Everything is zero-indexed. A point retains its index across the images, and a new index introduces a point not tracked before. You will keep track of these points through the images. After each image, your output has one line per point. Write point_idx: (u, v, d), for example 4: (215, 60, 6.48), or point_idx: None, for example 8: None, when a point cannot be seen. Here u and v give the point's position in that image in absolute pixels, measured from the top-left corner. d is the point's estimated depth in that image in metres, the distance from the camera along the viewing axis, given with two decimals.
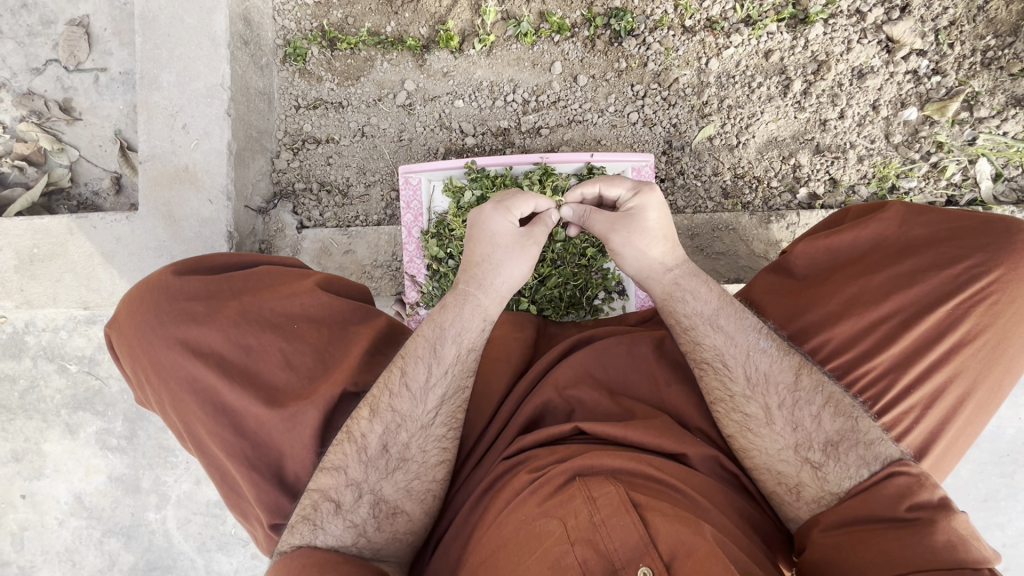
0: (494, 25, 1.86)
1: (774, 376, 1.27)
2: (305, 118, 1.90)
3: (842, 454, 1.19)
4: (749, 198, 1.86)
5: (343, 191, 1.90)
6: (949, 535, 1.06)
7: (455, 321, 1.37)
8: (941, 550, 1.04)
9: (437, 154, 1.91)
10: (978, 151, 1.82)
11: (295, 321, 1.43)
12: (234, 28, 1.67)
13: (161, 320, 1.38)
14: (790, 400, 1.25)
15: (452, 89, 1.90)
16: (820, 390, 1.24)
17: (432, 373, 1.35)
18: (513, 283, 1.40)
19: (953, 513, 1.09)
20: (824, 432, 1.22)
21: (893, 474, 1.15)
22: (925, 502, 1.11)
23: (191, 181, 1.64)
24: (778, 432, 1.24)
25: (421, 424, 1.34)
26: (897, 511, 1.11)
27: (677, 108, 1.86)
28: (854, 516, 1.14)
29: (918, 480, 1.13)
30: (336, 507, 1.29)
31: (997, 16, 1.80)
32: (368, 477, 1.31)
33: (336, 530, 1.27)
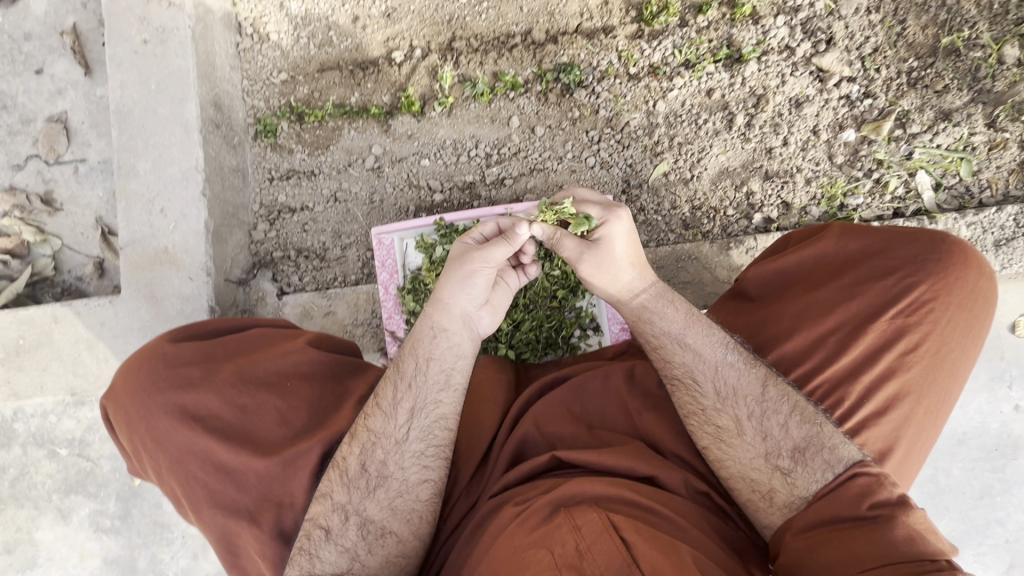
0: (453, 88, 1.99)
1: (742, 389, 1.33)
2: (278, 189, 1.99)
3: (810, 459, 1.25)
4: (708, 227, 1.93)
5: (320, 255, 1.96)
6: (907, 530, 1.13)
7: (412, 336, 1.44)
8: (903, 545, 1.11)
9: (408, 213, 2.00)
10: (915, 165, 1.93)
11: (287, 378, 1.46)
12: (206, 113, 1.76)
13: (158, 387, 1.42)
14: (758, 410, 1.31)
15: (418, 149, 2.00)
16: (786, 398, 1.30)
17: (398, 390, 1.40)
18: (456, 290, 1.40)
19: (909, 509, 1.16)
20: (791, 439, 1.28)
21: (857, 475, 1.21)
22: (884, 501, 1.17)
23: (171, 262, 1.70)
24: (750, 442, 1.30)
25: (396, 440, 1.38)
26: (859, 509, 1.18)
27: (630, 149, 1.97)
28: (821, 518, 1.20)
29: (877, 479, 1.20)
30: (326, 533, 1.33)
31: (915, 40, 1.98)
32: (351, 498, 1.35)
33: (329, 558, 1.32)
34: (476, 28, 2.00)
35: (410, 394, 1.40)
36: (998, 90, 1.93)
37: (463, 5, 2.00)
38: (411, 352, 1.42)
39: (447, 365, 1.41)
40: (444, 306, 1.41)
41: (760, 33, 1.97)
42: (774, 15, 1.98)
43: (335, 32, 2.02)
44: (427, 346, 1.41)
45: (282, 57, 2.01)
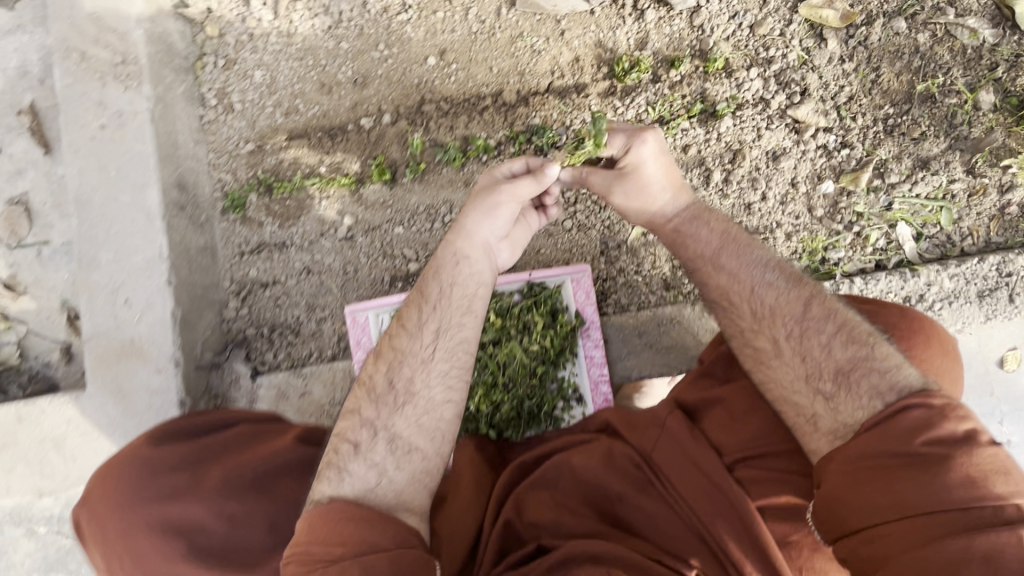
0: (424, 153, 1.94)
1: (779, 308, 1.41)
2: (249, 264, 1.94)
3: (854, 384, 1.26)
4: (688, 288, 1.88)
5: (295, 330, 1.92)
6: (965, 471, 1.05)
7: (434, 262, 1.47)
8: (951, 491, 1.04)
9: (383, 282, 1.94)
10: (895, 216, 1.91)
11: (271, 476, 1.42)
12: (168, 197, 1.71)
13: (142, 498, 1.36)
14: (797, 331, 1.38)
15: (391, 216, 1.96)
16: (830, 318, 1.36)
17: (423, 313, 1.42)
18: (480, 212, 1.46)
19: (974, 449, 1.08)
20: (834, 361, 1.31)
21: (909, 407, 1.17)
22: (940, 437, 1.11)
23: (138, 355, 1.65)
24: (789, 363, 1.36)
25: (422, 358, 1.38)
26: (912, 445, 1.11)
27: (607, 210, 1.93)
28: (875, 451, 1.14)
29: (935, 418, 1.13)
30: (354, 447, 1.31)
31: (890, 87, 1.96)
32: (380, 414, 1.34)
33: (359, 471, 1.27)
34: (445, 90, 1.96)
35: (433, 313, 1.41)
36: (975, 136, 1.92)
37: (431, 68, 1.97)
38: (432, 284, 1.44)
39: (469, 286, 1.43)
40: (467, 236, 1.45)
41: (734, 87, 1.95)
42: (747, 67, 1.96)
43: (301, 99, 1.97)
44: (447, 254, 1.45)
45: (248, 126, 1.96)
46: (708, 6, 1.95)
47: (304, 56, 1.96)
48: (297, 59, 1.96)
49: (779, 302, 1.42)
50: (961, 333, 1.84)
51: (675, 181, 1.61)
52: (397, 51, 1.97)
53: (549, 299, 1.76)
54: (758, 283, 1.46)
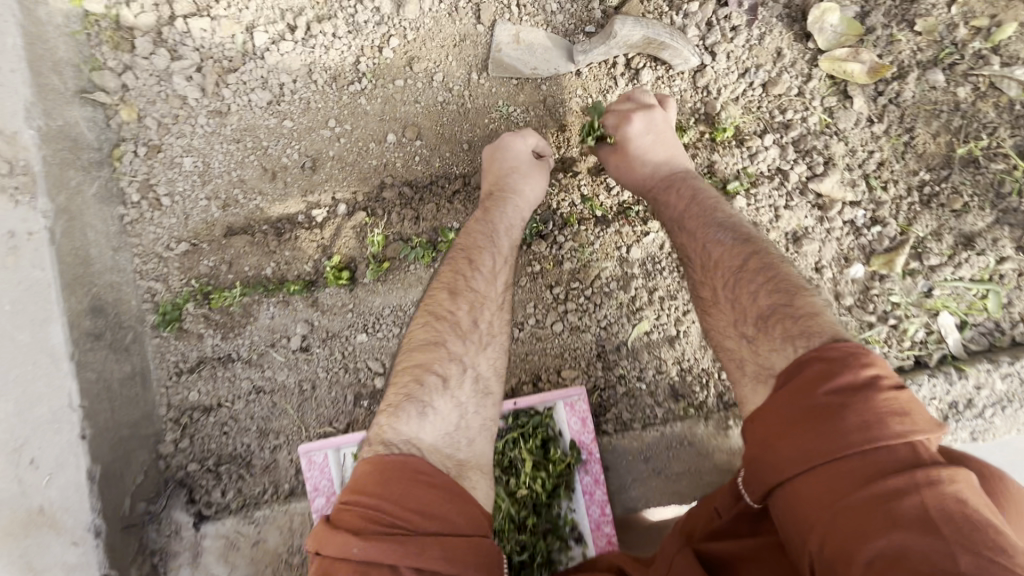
0: (387, 249, 1.66)
1: (723, 261, 1.31)
2: (188, 385, 1.66)
3: (770, 329, 1.16)
4: (701, 396, 1.63)
5: (245, 461, 1.65)
6: (862, 416, 0.94)
7: (501, 219, 1.51)
8: (860, 435, 0.92)
9: (345, 401, 1.67)
10: (937, 305, 1.65)
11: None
12: (76, 330, 1.43)
13: None
14: (732, 280, 1.27)
15: (351, 321, 1.68)
16: (761, 269, 1.25)
17: (497, 261, 1.47)
18: (529, 172, 1.56)
19: (874, 394, 0.96)
20: (757, 308, 1.20)
21: (808, 363, 1.04)
22: (846, 386, 0.98)
23: (50, 525, 1.36)
24: (724, 309, 1.27)
25: (498, 302, 1.42)
26: (816, 393, 0.99)
27: (603, 307, 1.66)
28: (788, 408, 1.01)
29: (839, 361, 1.01)
30: (442, 382, 1.26)
31: (925, 150, 1.69)
32: (467, 351, 1.32)
33: (443, 410, 1.22)
34: (410, 173, 1.68)
35: (502, 258, 1.48)
36: None
37: (391, 147, 1.68)
38: (482, 221, 1.50)
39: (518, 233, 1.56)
40: (507, 154, 1.56)
41: (746, 157, 1.67)
42: (760, 133, 1.68)
43: (240, 188, 1.67)
44: (506, 212, 1.52)
45: (179, 223, 1.67)
46: (713, 63, 1.66)
47: (241, 137, 1.66)
48: (233, 141, 1.66)
49: (722, 257, 1.31)
50: (1013, 438, 1.61)
51: (666, 150, 1.53)
52: (350, 128, 1.67)
53: (539, 427, 1.51)
54: (707, 241, 1.36)
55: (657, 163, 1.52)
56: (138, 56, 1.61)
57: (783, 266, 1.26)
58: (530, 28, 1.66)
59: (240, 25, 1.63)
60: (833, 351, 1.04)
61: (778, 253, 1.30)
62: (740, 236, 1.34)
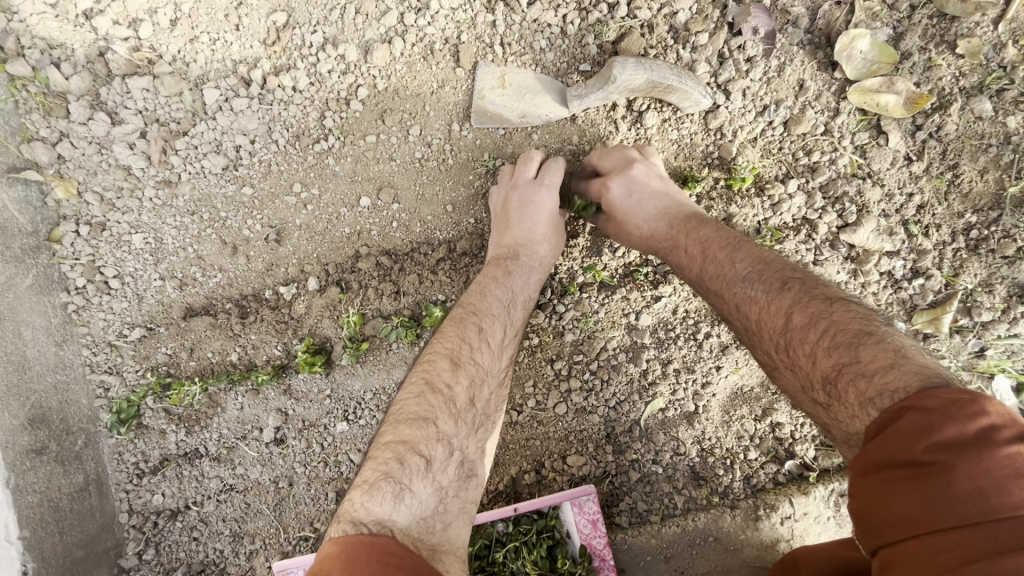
0: (366, 327, 1.49)
1: (768, 319, 1.08)
2: (151, 487, 1.49)
3: (842, 387, 0.92)
4: (725, 480, 1.45)
5: (220, 567, 1.50)
6: (974, 480, 0.72)
7: (504, 281, 1.33)
8: (971, 503, 0.72)
9: (327, 498, 1.50)
10: (988, 368, 1.48)
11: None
12: (14, 449, 1.27)
13: None
14: (784, 342, 1.04)
15: (330, 409, 1.50)
16: (813, 313, 1.02)
17: (505, 334, 1.30)
18: (549, 235, 1.38)
19: (991, 451, 0.73)
20: (819, 368, 0.97)
21: (903, 412, 0.80)
22: (952, 441, 0.75)
23: None
24: (787, 368, 1.05)
25: (498, 380, 1.26)
26: (912, 451, 0.77)
27: (612, 383, 1.48)
28: (878, 463, 0.80)
29: (939, 411, 0.77)
30: (427, 464, 1.06)
31: (972, 189, 1.47)
32: (458, 432, 1.14)
33: (423, 493, 1.03)
34: (388, 242, 1.50)
35: (509, 335, 1.32)
36: None
37: (366, 212, 1.49)
38: (499, 285, 1.32)
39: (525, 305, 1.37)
40: (534, 213, 1.35)
41: (768, 208, 1.48)
42: (782, 179, 1.49)
43: (198, 266, 1.49)
44: (520, 278, 1.35)
45: (132, 307, 1.48)
46: (728, 103, 1.46)
47: (196, 209, 1.47)
48: (187, 213, 1.47)
49: (761, 316, 1.09)
50: None
51: (666, 201, 1.33)
52: (318, 192, 1.48)
53: (544, 533, 1.34)
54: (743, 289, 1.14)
55: (662, 215, 1.32)
56: (73, 123, 1.41)
57: (837, 306, 1.01)
58: (517, 69, 1.45)
59: (187, 81, 1.42)
60: (927, 402, 0.78)
61: (832, 294, 1.05)
62: (772, 281, 1.11)
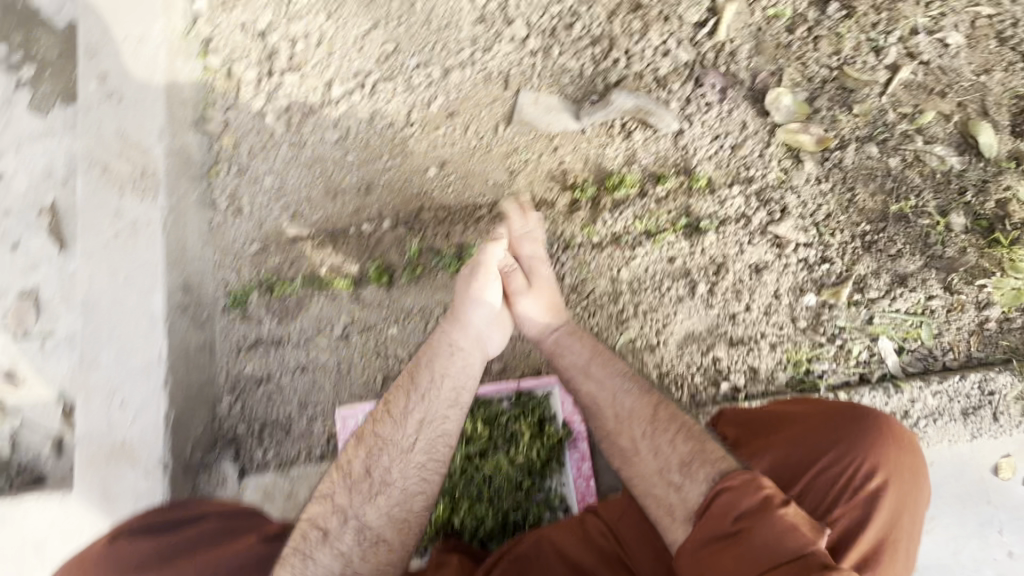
0: (421, 258, 2.04)
1: (636, 411, 1.57)
2: (245, 360, 1.97)
3: (694, 470, 1.41)
4: (676, 395, 1.93)
5: (285, 428, 1.94)
6: (766, 534, 1.22)
7: (440, 342, 1.69)
8: (765, 549, 1.20)
9: (375, 382, 1.99)
10: (876, 330, 1.97)
11: (224, 531, 1.54)
12: (171, 301, 1.80)
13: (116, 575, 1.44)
14: (651, 428, 1.53)
15: (386, 316, 2.02)
16: (674, 419, 1.54)
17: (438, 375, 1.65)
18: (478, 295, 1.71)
19: (772, 517, 1.24)
20: (678, 454, 1.46)
21: (718, 492, 1.33)
22: (750, 510, 1.27)
23: (128, 457, 1.68)
24: (647, 457, 1.50)
25: (425, 420, 1.61)
26: (728, 524, 1.28)
27: (596, 316, 2.00)
28: (696, 541, 1.30)
29: (740, 489, 1.30)
30: (373, 487, 1.51)
31: (865, 206, 2.05)
32: (391, 461, 1.57)
33: (380, 504, 1.51)
34: (444, 199, 2.08)
35: (454, 370, 1.66)
36: (949, 256, 1.99)
37: (431, 179, 2.09)
38: (453, 329, 1.70)
39: (456, 360, 1.67)
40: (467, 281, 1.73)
41: (717, 203, 2.05)
42: (729, 185, 2.08)
43: (306, 204, 2.07)
44: (459, 334, 1.70)
45: (254, 228, 2.05)
46: (691, 129, 2.09)
47: (313, 164, 2.08)
48: (305, 167, 2.08)
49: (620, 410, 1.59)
50: (941, 445, 1.92)
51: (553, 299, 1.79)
52: (399, 162, 2.09)
53: (538, 408, 1.79)
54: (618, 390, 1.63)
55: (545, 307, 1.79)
56: (240, 98, 2.05)
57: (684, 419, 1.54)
58: (547, 94, 2.10)
59: (322, 80, 2.09)
60: (731, 482, 1.33)
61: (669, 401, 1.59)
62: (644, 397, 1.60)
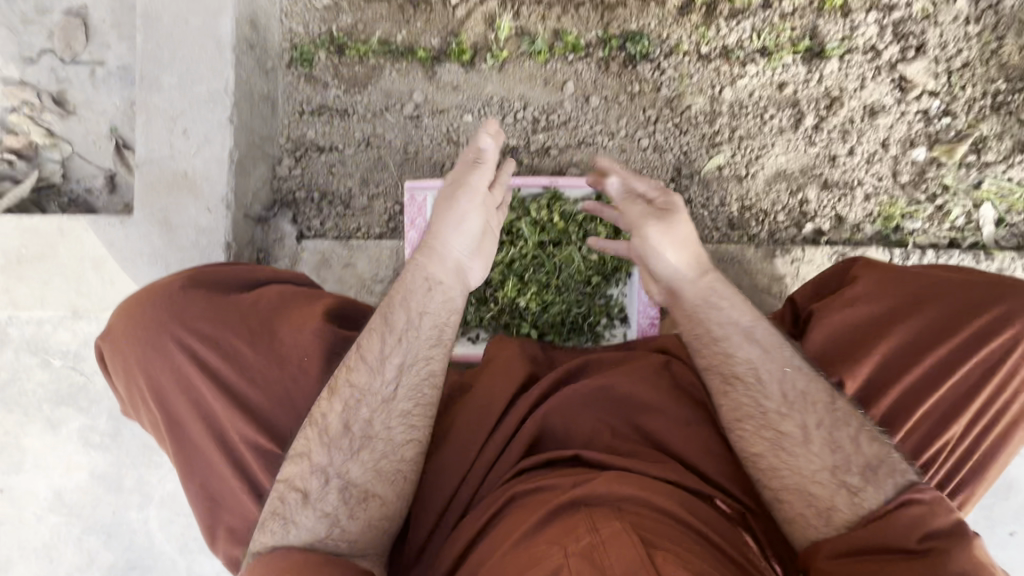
0: (509, 41, 1.84)
1: (811, 394, 1.28)
2: (309, 123, 1.85)
3: (880, 480, 1.18)
4: (755, 230, 1.85)
5: (345, 201, 1.85)
6: (964, 563, 1.07)
7: (401, 286, 1.43)
8: None
9: (443, 169, 1.86)
10: (982, 195, 1.83)
11: (283, 302, 1.51)
12: (240, 32, 1.63)
13: (172, 324, 1.44)
14: (828, 419, 1.25)
15: (462, 103, 1.85)
16: (855, 414, 1.25)
17: (388, 345, 1.37)
18: (450, 223, 1.44)
19: (971, 546, 1.09)
20: (862, 456, 1.21)
21: (906, 503, 1.14)
22: (943, 531, 1.12)
23: (190, 189, 1.60)
24: (815, 453, 1.24)
25: (383, 398, 1.34)
26: (913, 542, 1.12)
27: (688, 135, 1.85)
28: (857, 549, 1.14)
29: (931, 504, 1.14)
30: (303, 497, 1.27)
31: (1010, 61, 1.80)
32: (333, 460, 1.29)
33: (307, 522, 1.25)
34: None
35: (396, 333, 1.38)
36: None
37: None
38: (417, 269, 1.43)
39: (445, 293, 1.44)
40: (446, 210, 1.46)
41: (848, 28, 1.81)
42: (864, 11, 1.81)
43: None
44: (426, 269, 1.43)
45: None
46: None
47: None
48: None
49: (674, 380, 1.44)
50: None
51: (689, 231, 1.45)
52: None
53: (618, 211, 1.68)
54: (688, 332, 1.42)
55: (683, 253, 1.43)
56: None
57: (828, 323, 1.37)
58: None
59: None
60: (921, 496, 1.14)
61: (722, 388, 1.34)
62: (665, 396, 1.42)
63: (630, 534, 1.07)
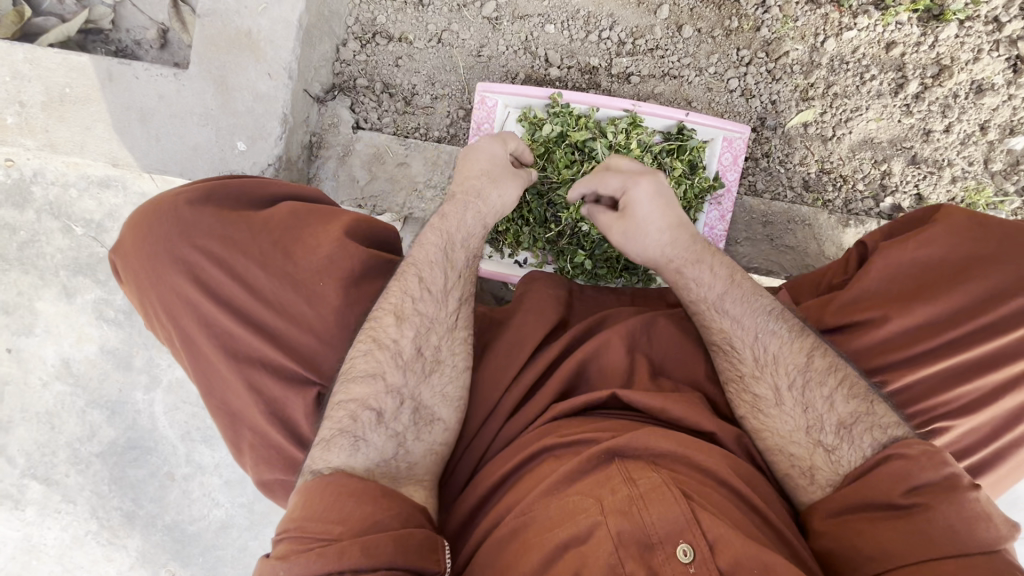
0: None
1: (781, 357, 1.20)
2: (381, 7, 1.72)
3: (854, 435, 1.11)
4: (830, 196, 1.76)
5: (407, 98, 1.75)
6: (949, 520, 0.97)
7: (456, 226, 1.32)
8: (947, 539, 0.97)
9: (515, 79, 1.75)
10: None
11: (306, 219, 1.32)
12: None
13: (182, 246, 1.26)
14: (800, 380, 1.18)
15: (545, 11, 1.72)
16: (833, 369, 1.17)
17: (448, 280, 1.28)
18: (498, 173, 1.37)
19: (961, 496, 0.99)
20: (836, 413, 1.14)
21: (889, 457, 1.06)
22: (927, 485, 1.01)
23: (252, 50, 1.51)
24: (787, 413, 1.17)
25: (447, 323, 1.25)
26: (894, 495, 1.03)
27: (780, 84, 1.73)
28: (844, 505, 1.07)
29: (914, 459, 1.03)
30: (377, 417, 1.14)
31: None
32: (407, 382, 1.18)
33: (375, 442, 1.12)
34: None
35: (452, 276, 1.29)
36: None
37: None
38: (465, 216, 1.33)
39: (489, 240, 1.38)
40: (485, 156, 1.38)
41: None
42: None
43: None
44: (461, 216, 1.33)
45: None
46: None
47: None
48: None
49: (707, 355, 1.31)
50: None
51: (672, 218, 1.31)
52: None
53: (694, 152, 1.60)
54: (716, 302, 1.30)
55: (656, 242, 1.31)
56: None
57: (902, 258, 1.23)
58: None
59: None
60: (907, 450, 1.05)
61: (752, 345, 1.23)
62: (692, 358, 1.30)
63: (672, 490, 1.00)
